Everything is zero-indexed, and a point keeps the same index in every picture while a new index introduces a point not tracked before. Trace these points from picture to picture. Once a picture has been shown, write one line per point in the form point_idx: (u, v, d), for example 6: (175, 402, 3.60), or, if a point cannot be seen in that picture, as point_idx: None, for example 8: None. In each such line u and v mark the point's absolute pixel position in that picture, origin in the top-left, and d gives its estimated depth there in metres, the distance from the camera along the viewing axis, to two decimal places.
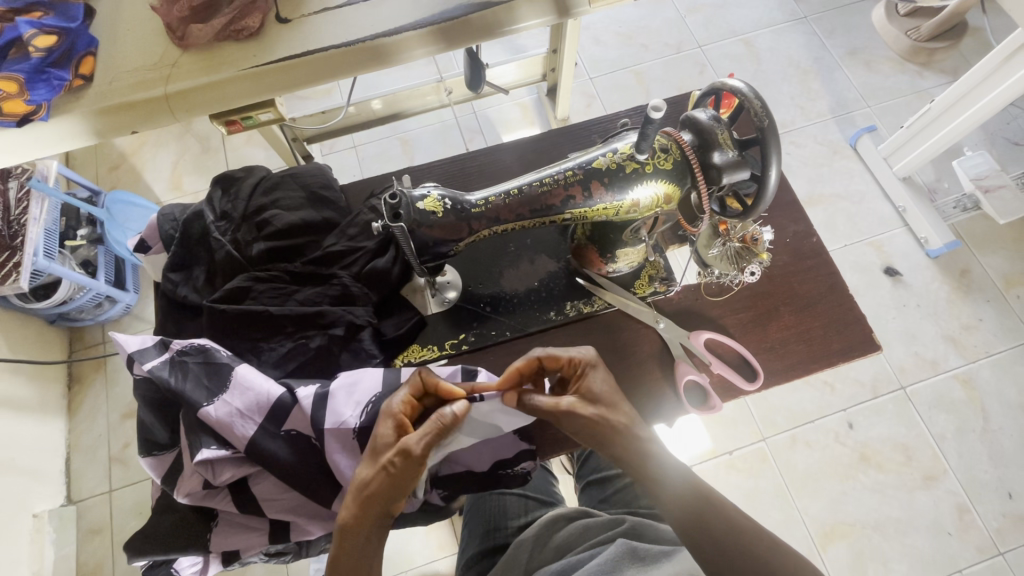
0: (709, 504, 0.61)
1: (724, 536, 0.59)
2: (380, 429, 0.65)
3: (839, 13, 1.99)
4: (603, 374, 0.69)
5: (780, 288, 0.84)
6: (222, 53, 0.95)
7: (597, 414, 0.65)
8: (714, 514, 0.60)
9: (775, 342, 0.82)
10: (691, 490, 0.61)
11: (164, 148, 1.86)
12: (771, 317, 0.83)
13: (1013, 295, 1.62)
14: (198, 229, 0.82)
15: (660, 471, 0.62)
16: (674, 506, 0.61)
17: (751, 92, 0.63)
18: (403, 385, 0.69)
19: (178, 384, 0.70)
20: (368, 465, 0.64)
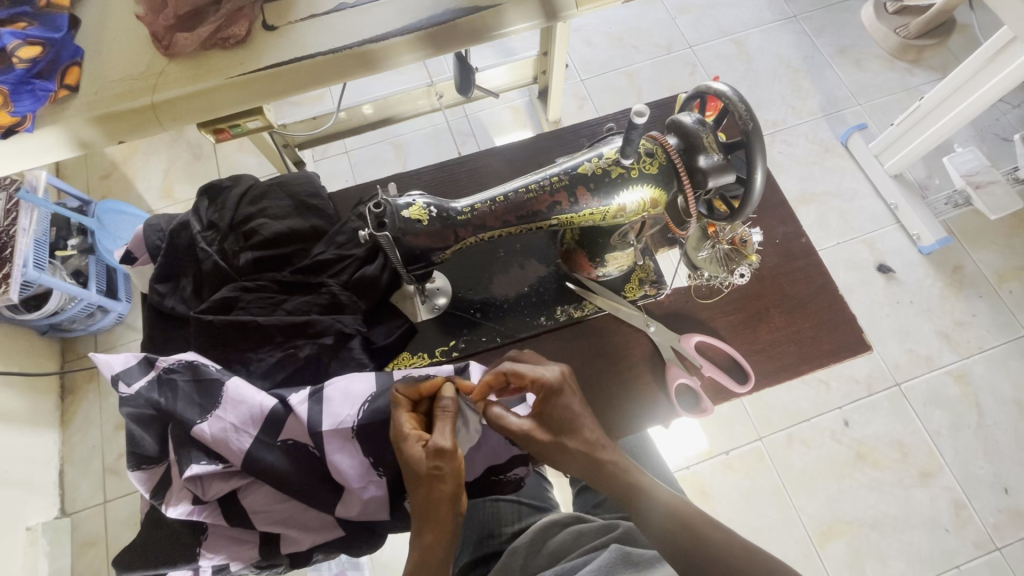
0: (695, 537, 0.60)
1: (713, 568, 0.58)
2: (404, 453, 0.62)
3: (828, 11, 2.00)
4: (573, 395, 0.68)
5: (770, 290, 0.84)
6: (209, 61, 0.95)
7: (557, 441, 0.65)
8: (699, 542, 0.59)
9: (765, 343, 0.82)
10: (675, 518, 0.61)
11: (155, 156, 1.85)
12: (761, 319, 0.83)
13: (1005, 290, 1.62)
14: (184, 240, 0.81)
15: (642, 505, 0.63)
16: (658, 540, 0.61)
17: (735, 95, 0.63)
18: (391, 408, 0.66)
19: (170, 403, 0.69)
20: (415, 490, 0.62)
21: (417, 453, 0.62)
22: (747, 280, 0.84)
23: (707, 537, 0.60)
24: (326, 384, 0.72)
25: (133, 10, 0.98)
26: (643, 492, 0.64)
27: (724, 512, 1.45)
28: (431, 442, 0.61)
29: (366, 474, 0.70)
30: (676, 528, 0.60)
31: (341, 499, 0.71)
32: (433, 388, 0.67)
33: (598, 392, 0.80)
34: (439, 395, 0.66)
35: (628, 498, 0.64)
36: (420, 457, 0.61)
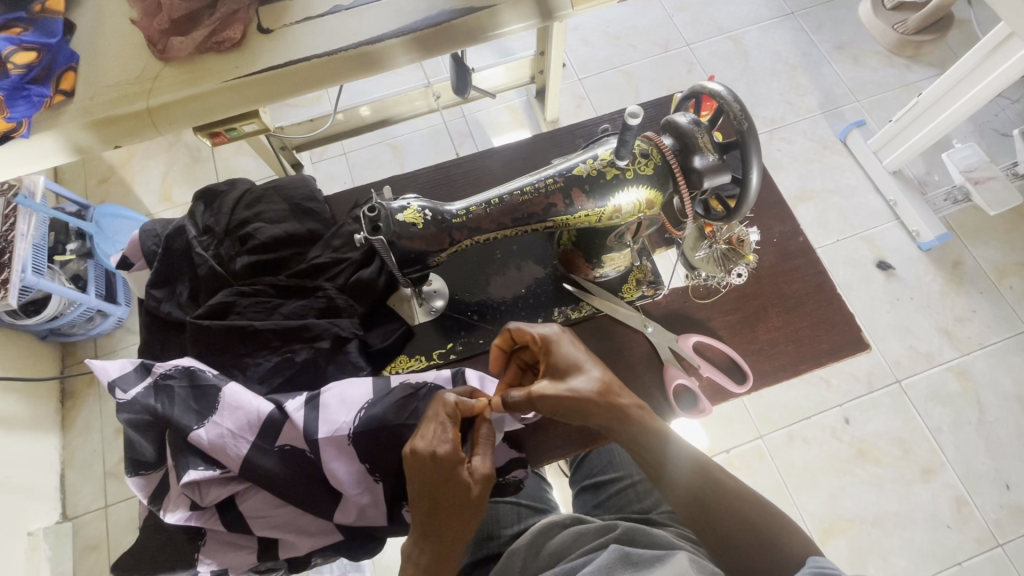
0: (716, 491, 0.64)
1: (728, 518, 0.63)
2: (456, 476, 0.61)
3: (825, 8, 1.99)
4: (568, 341, 0.71)
5: (771, 289, 0.84)
6: (204, 66, 0.95)
7: (569, 389, 0.66)
8: (718, 497, 0.64)
9: (763, 344, 0.82)
10: (699, 471, 0.65)
11: (153, 160, 1.85)
12: (758, 319, 0.83)
13: (1006, 285, 1.62)
14: (180, 245, 0.81)
15: (667, 457, 0.66)
16: (681, 490, 0.65)
17: (730, 95, 0.62)
18: (438, 423, 0.64)
19: (167, 410, 0.69)
20: (450, 512, 0.62)
21: (470, 478, 0.62)
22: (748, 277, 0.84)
23: (726, 491, 0.64)
24: (324, 389, 0.72)
25: (128, 14, 0.98)
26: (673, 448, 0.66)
27: None
28: (483, 468, 0.63)
29: (363, 480, 0.70)
30: (699, 484, 0.64)
31: (340, 503, 0.70)
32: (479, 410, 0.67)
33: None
34: (483, 422, 0.66)
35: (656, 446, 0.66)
36: (474, 483, 0.62)
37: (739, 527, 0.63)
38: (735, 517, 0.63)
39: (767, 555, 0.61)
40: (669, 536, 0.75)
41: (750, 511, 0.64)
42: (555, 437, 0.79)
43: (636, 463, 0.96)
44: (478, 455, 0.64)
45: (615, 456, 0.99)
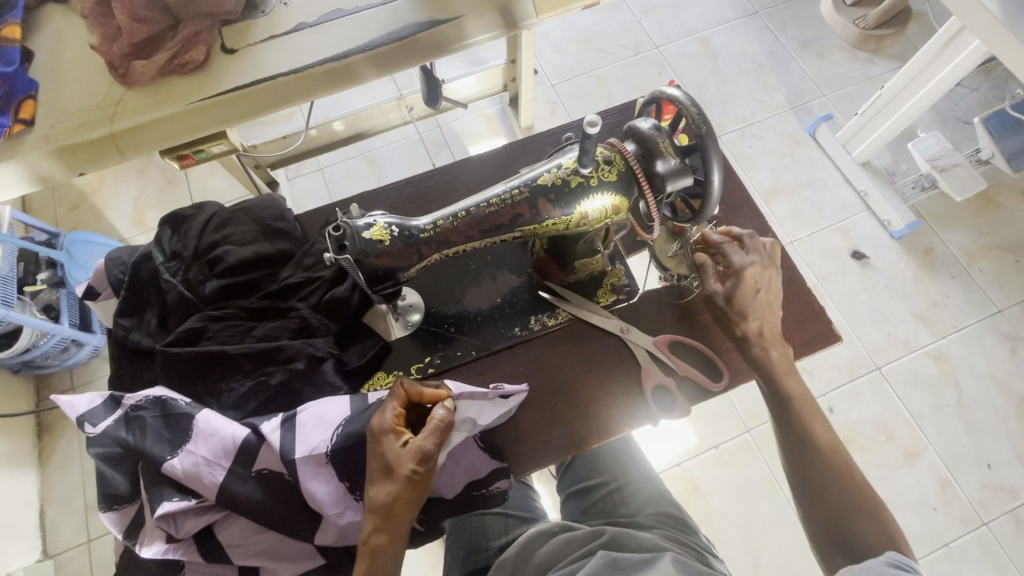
0: (838, 463, 0.70)
1: (833, 483, 0.69)
2: (385, 446, 0.64)
3: (788, 6, 2.04)
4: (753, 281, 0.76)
5: (759, 275, 0.76)
6: (168, 88, 0.94)
7: (753, 324, 0.76)
8: (833, 473, 0.69)
9: (755, 336, 0.75)
10: (831, 450, 0.71)
11: (125, 184, 1.82)
12: (748, 309, 0.76)
13: (976, 269, 1.66)
14: (147, 272, 0.80)
15: (813, 428, 0.72)
16: (806, 449, 0.71)
17: (688, 100, 0.63)
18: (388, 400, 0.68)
19: (138, 441, 0.68)
20: (382, 481, 0.64)
21: (399, 450, 0.64)
22: (728, 264, 0.78)
23: (836, 469, 0.70)
24: (300, 409, 0.71)
25: (88, 39, 0.97)
26: (812, 417, 0.73)
27: (718, 506, 1.45)
28: (416, 444, 0.64)
29: (343, 499, 0.69)
30: (815, 449, 0.71)
31: (321, 524, 0.70)
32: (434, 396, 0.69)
33: (580, 391, 0.80)
34: (438, 406, 0.67)
35: (793, 407, 0.73)
36: (403, 456, 0.63)
37: (842, 494, 0.68)
38: (840, 495, 0.68)
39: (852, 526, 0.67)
40: (654, 539, 0.77)
41: (853, 496, 0.68)
42: (535, 446, 0.78)
43: (621, 467, 0.97)
44: (419, 434, 0.65)
45: (600, 461, 1.00)
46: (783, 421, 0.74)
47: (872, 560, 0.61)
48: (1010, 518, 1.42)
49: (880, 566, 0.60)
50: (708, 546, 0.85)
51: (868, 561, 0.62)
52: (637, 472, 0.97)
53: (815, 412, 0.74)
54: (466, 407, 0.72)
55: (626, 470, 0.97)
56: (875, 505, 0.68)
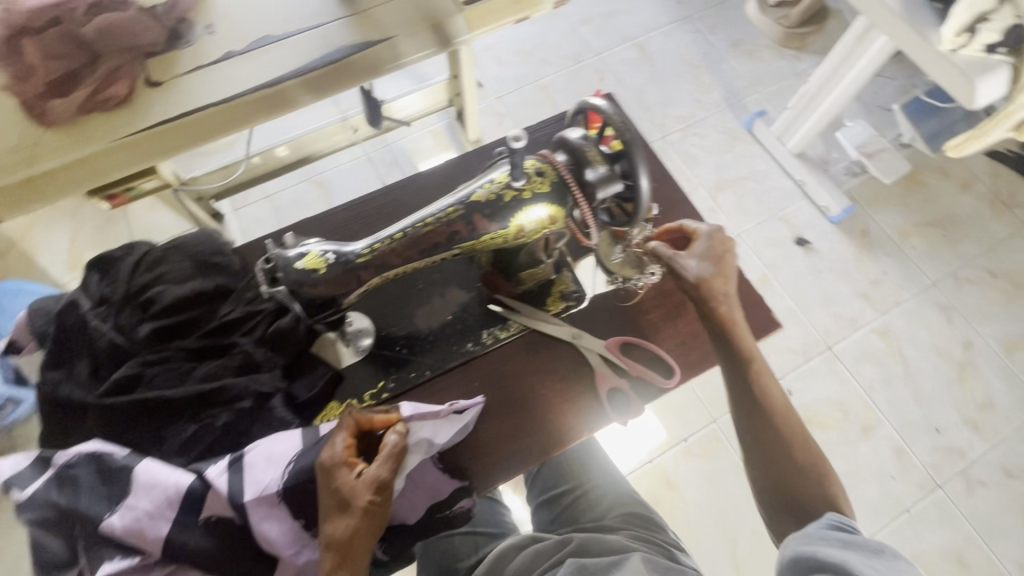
0: (787, 424, 0.73)
1: (783, 444, 0.71)
2: (339, 479, 0.63)
3: (717, 10, 2.13)
4: (721, 245, 0.77)
5: (727, 240, 0.78)
6: (89, 126, 0.90)
7: (723, 291, 0.76)
8: (783, 434, 0.72)
9: (722, 294, 0.75)
10: (780, 412, 0.73)
11: (57, 226, 1.73)
12: (716, 265, 0.76)
13: (909, 246, 1.76)
14: (74, 320, 0.75)
15: (765, 390, 0.74)
16: (758, 413, 0.73)
17: (612, 109, 0.65)
18: (337, 432, 0.67)
19: (71, 501, 0.64)
20: (338, 517, 0.63)
21: (354, 482, 0.63)
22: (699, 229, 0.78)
23: (787, 429, 0.72)
24: (248, 448, 0.68)
25: None
26: (767, 380, 0.74)
27: (692, 497, 1.48)
28: (371, 474, 0.63)
29: (298, 538, 0.67)
30: (771, 410, 0.73)
31: (278, 565, 0.67)
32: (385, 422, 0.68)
33: (540, 395, 0.81)
34: (390, 432, 0.67)
35: (752, 371, 0.74)
36: (358, 487, 0.62)
37: (792, 455, 0.71)
38: (792, 455, 0.71)
39: (798, 487, 0.70)
40: (620, 540, 0.78)
41: (803, 456, 0.71)
42: (499, 459, 0.77)
43: (585, 472, 0.99)
44: (373, 464, 0.65)
45: (563, 467, 1.01)
46: (741, 384, 0.74)
47: (815, 525, 0.64)
48: (961, 479, 1.50)
49: (822, 530, 0.63)
50: (674, 541, 0.86)
51: (811, 525, 0.65)
52: (599, 475, 0.99)
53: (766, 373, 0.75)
54: (420, 428, 0.71)
55: (589, 474, 0.99)
56: (820, 463, 0.72)
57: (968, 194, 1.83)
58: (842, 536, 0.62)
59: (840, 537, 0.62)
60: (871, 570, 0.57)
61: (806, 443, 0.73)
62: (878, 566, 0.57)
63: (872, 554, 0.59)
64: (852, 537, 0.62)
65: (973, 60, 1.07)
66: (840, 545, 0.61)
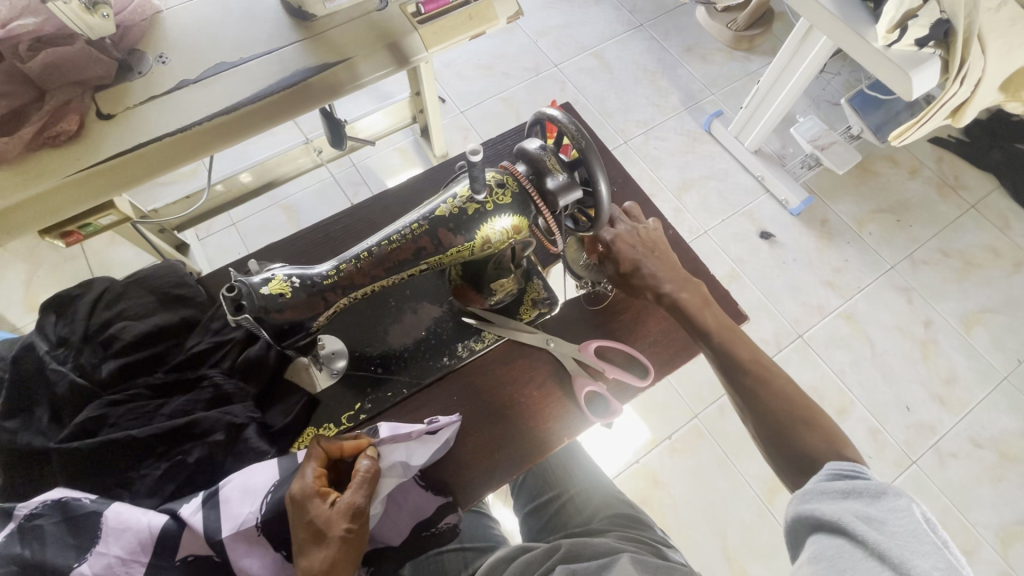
0: (765, 375, 0.73)
1: (768, 397, 0.71)
2: (312, 511, 0.62)
3: (668, 17, 2.20)
4: (628, 247, 0.80)
5: (628, 239, 0.81)
6: (40, 163, 0.87)
7: (658, 288, 0.79)
8: (765, 389, 0.72)
9: (665, 283, 0.79)
10: (753, 366, 0.73)
11: (12, 269, 1.66)
12: (636, 269, 0.80)
13: (866, 232, 1.84)
14: (31, 364, 0.72)
15: (732, 347, 0.75)
16: (731, 372, 0.74)
17: (568, 118, 0.66)
18: (306, 464, 0.67)
19: (37, 554, 0.60)
20: (313, 550, 0.61)
21: (328, 512, 0.62)
22: (603, 243, 0.81)
23: (770, 382, 0.72)
24: (223, 482, 0.67)
25: None
26: (734, 341, 0.75)
27: (680, 494, 1.49)
28: (346, 502, 0.63)
29: (282, 569, 0.66)
30: (746, 366, 0.73)
31: None
32: (355, 449, 0.68)
33: (525, 388, 0.82)
34: (361, 458, 0.67)
35: (713, 338, 0.75)
36: (333, 516, 0.62)
37: (780, 406, 0.70)
38: (775, 403, 0.70)
39: (796, 437, 0.68)
40: (609, 543, 0.78)
41: (787, 402, 0.70)
42: (481, 470, 0.77)
43: (569, 478, 1.01)
44: (346, 492, 0.65)
45: (547, 475, 1.02)
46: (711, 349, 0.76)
47: (815, 479, 0.62)
48: (934, 453, 1.56)
49: (822, 483, 0.61)
50: (663, 538, 0.87)
51: (812, 479, 0.63)
52: (583, 480, 1.00)
53: (734, 335, 0.76)
54: (393, 451, 0.71)
55: (573, 479, 1.01)
56: (809, 405, 0.70)
57: (916, 180, 1.92)
58: (841, 486, 0.60)
59: (839, 488, 0.60)
60: (872, 521, 0.55)
61: (792, 388, 0.72)
62: (876, 516, 0.55)
63: (873, 500, 0.57)
64: (853, 484, 0.59)
65: (906, 53, 1.13)
66: (839, 496, 0.59)
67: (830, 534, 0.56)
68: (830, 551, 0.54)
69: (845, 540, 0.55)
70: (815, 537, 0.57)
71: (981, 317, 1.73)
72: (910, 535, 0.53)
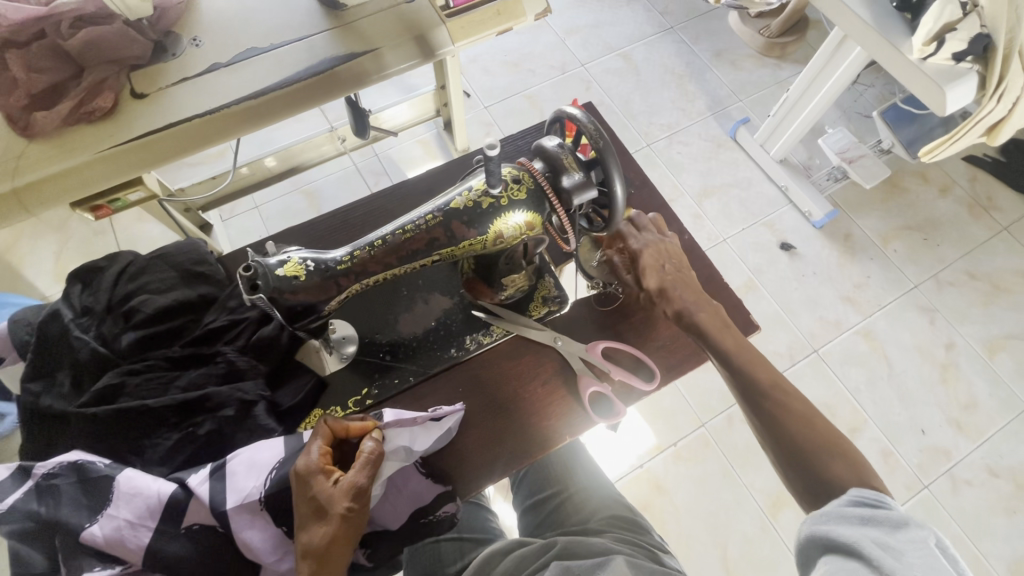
0: (787, 402, 0.72)
1: (789, 420, 0.70)
2: (315, 488, 0.63)
3: (700, 20, 2.17)
4: (653, 262, 0.81)
5: (654, 253, 0.82)
6: (76, 137, 0.90)
7: (676, 307, 0.80)
8: (787, 413, 0.71)
9: (683, 303, 0.80)
10: (774, 391, 0.73)
11: (44, 240, 1.72)
12: (658, 285, 0.81)
13: (891, 249, 1.80)
14: (55, 330, 0.74)
15: (752, 371, 0.74)
16: (751, 395, 0.74)
17: (587, 118, 0.66)
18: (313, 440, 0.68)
19: (52, 512, 0.63)
20: (315, 525, 0.63)
21: (331, 490, 0.63)
22: (627, 249, 0.83)
23: (790, 407, 0.71)
24: (230, 456, 0.68)
25: None
26: (757, 365, 0.75)
27: (683, 502, 1.48)
28: (348, 481, 0.64)
29: (281, 544, 0.68)
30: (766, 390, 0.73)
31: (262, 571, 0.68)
32: (360, 430, 0.70)
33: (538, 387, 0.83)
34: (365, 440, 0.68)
35: (733, 359, 0.75)
36: (335, 494, 0.63)
37: (802, 430, 0.69)
38: (794, 427, 0.69)
39: (817, 461, 0.66)
40: (604, 543, 0.79)
41: (807, 427, 0.69)
42: (483, 462, 0.78)
43: (570, 477, 1.01)
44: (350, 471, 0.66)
45: (549, 472, 1.03)
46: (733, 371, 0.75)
47: (834, 502, 0.61)
48: (947, 479, 1.52)
49: (842, 508, 0.60)
50: (660, 543, 0.87)
51: (831, 503, 0.62)
52: (583, 479, 1.01)
53: (756, 360, 0.76)
54: (397, 436, 0.72)
55: (574, 478, 1.01)
56: (829, 431, 0.69)
57: (947, 198, 1.87)
58: (861, 513, 0.59)
59: (859, 514, 0.59)
60: (889, 548, 0.54)
61: (808, 411, 0.71)
62: (893, 545, 0.54)
63: (892, 529, 0.56)
64: (875, 512, 0.58)
65: (942, 68, 1.10)
66: (858, 522, 0.58)
67: (844, 558, 0.56)
68: (842, 571, 0.54)
69: (858, 563, 0.54)
70: (827, 559, 0.57)
71: (1005, 343, 1.68)
72: (928, 569, 0.52)
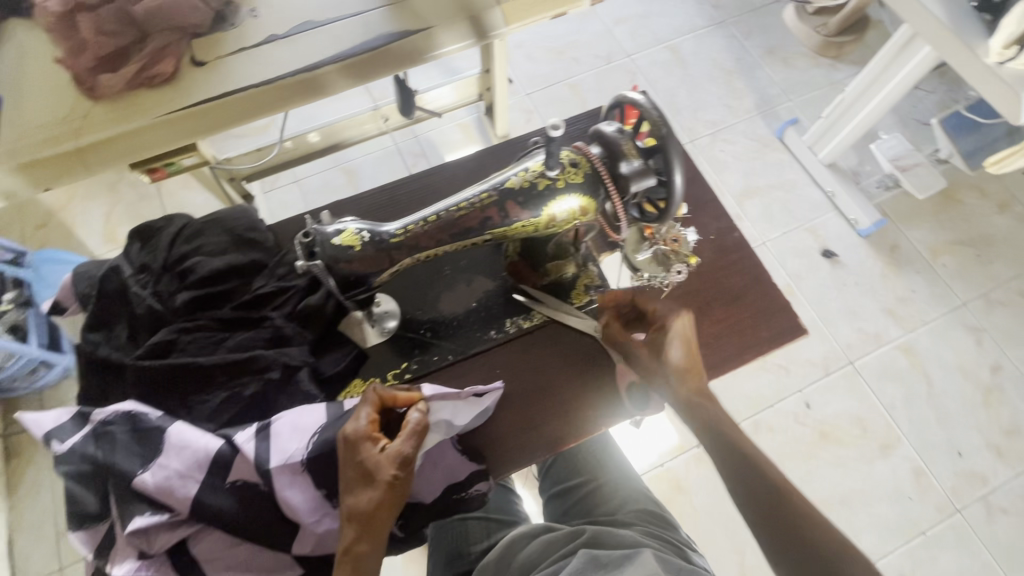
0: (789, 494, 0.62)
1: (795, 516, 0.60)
2: (363, 453, 0.64)
3: (754, 15, 2.10)
4: (679, 330, 0.73)
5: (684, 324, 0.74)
6: (138, 101, 0.93)
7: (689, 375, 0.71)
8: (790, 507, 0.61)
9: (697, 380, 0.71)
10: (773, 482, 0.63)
11: (95, 201, 1.78)
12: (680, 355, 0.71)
13: (940, 263, 1.72)
14: (114, 285, 0.78)
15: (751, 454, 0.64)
16: (750, 483, 0.63)
17: (649, 104, 0.65)
18: (360, 407, 0.69)
19: (107, 457, 0.66)
20: (361, 490, 0.64)
21: (378, 456, 0.64)
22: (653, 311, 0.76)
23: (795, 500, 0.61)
24: (275, 417, 0.70)
25: (52, 53, 0.95)
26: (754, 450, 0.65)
27: (702, 504, 1.47)
28: (395, 449, 0.65)
29: (320, 507, 0.69)
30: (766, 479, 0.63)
31: (300, 533, 0.69)
32: (406, 400, 0.71)
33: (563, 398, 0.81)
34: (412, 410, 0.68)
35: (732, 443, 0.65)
36: (382, 461, 0.64)
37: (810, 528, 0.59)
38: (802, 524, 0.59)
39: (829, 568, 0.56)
40: (634, 535, 0.78)
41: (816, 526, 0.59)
42: (519, 443, 0.78)
43: (600, 468, 1.00)
44: (396, 440, 0.67)
45: (578, 461, 1.02)
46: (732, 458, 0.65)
47: None
48: (982, 505, 1.47)
49: None
50: (689, 541, 0.86)
51: None
52: (613, 471, 1.00)
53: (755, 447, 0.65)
54: (439, 408, 0.73)
55: (604, 469, 1.00)
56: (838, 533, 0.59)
57: (1005, 214, 1.78)
58: None
59: None
60: None
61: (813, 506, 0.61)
62: None
63: None
64: None
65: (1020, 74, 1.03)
66: None
67: None
68: None
69: None
70: None
71: None
72: None
